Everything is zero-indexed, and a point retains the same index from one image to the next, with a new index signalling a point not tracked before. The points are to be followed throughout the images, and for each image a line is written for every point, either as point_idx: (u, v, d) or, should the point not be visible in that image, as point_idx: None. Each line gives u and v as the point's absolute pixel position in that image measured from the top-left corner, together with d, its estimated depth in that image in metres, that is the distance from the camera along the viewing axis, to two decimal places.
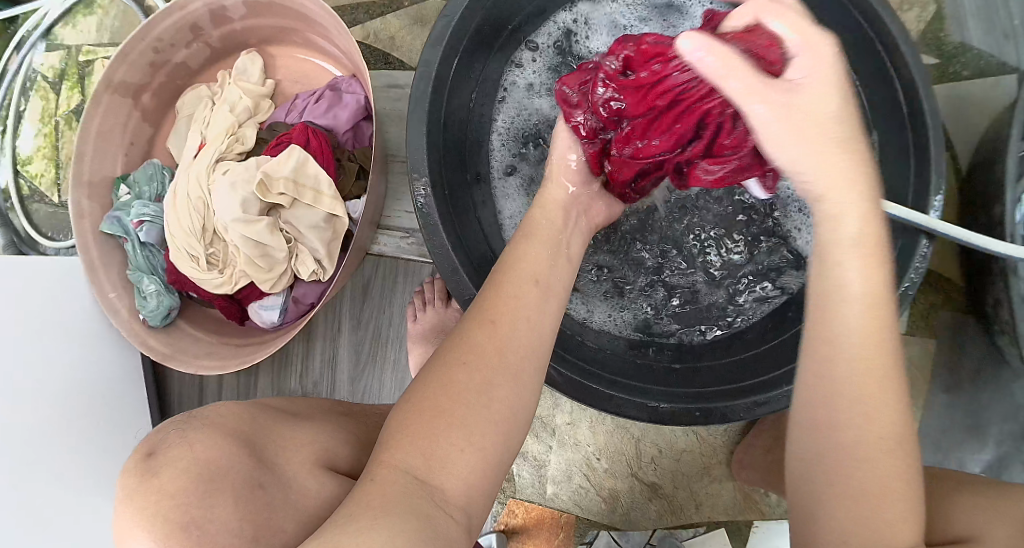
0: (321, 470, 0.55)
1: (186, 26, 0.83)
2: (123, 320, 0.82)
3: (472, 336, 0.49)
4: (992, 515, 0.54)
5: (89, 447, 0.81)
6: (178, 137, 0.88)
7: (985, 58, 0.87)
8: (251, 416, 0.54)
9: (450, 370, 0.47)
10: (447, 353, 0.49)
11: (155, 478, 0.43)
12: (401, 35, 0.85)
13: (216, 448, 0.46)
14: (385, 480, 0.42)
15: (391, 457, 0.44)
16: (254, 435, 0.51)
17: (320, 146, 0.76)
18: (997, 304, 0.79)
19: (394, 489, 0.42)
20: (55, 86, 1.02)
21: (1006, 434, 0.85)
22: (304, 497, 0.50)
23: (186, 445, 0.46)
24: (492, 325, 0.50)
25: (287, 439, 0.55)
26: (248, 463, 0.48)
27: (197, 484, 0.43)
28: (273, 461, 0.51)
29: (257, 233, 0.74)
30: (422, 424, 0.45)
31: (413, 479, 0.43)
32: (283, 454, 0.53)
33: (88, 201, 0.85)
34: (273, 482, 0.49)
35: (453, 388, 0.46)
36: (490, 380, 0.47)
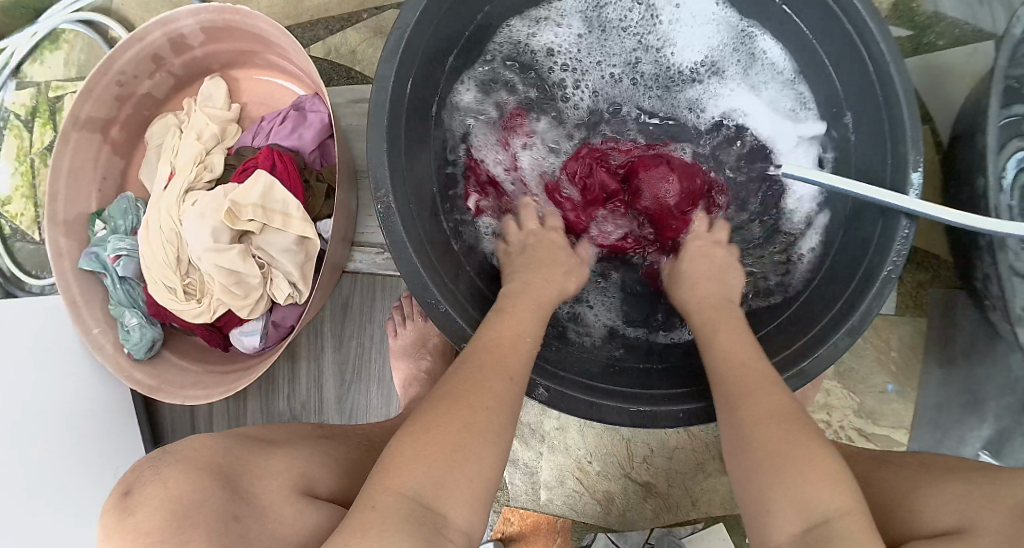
0: (303, 497, 0.55)
1: (147, 57, 0.83)
2: (108, 354, 0.82)
3: (488, 382, 0.52)
4: (981, 501, 0.53)
5: (77, 483, 0.80)
6: (149, 168, 0.88)
7: (960, 25, 0.85)
8: (223, 446, 0.55)
9: (471, 407, 0.50)
10: (462, 392, 0.51)
11: (131, 517, 0.46)
12: (362, 48, 0.84)
13: (188, 483, 0.48)
14: (386, 506, 0.44)
15: (396, 481, 0.45)
16: (228, 468, 0.52)
17: (287, 168, 0.75)
18: (986, 279, 0.79)
19: (396, 516, 0.43)
20: (28, 124, 1.03)
21: (1005, 408, 0.84)
22: (281, 525, 0.51)
23: (160, 482, 0.48)
24: (508, 382, 0.53)
25: (260, 468, 0.55)
26: (222, 497, 0.49)
27: (170, 525, 0.45)
28: (249, 493, 0.52)
29: (230, 261, 0.74)
30: (434, 454, 0.46)
31: (417, 504, 0.44)
32: (257, 484, 0.53)
33: (65, 239, 0.85)
34: (249, 513, 0.51)
35: (455, 412, 0.49)
36: (502, 424, 0.50)
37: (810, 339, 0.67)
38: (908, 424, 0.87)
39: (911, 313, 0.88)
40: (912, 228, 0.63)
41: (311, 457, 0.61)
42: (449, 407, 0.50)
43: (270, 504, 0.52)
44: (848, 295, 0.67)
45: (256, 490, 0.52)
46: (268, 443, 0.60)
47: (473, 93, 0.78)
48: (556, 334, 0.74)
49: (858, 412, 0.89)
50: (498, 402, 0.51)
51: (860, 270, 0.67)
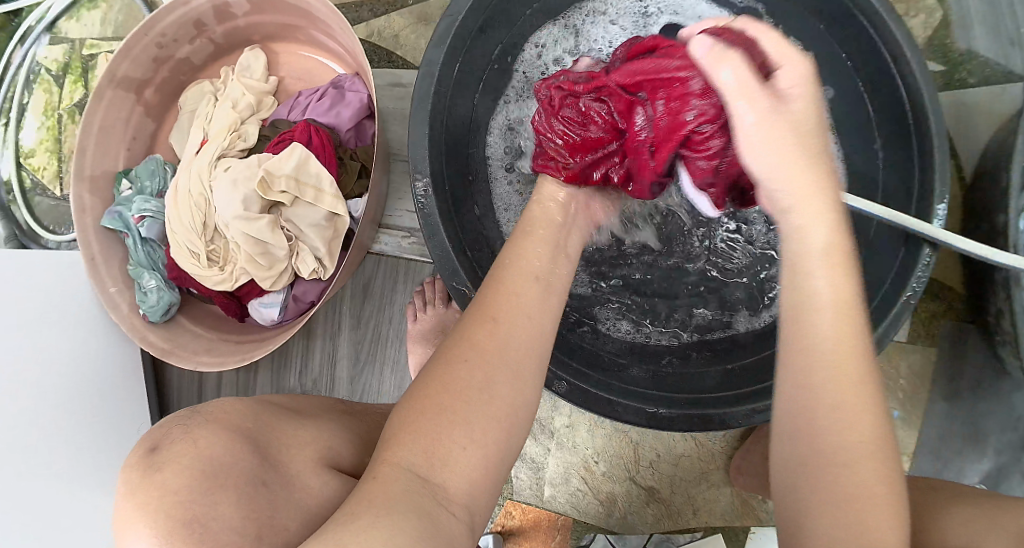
0: (324, 468, 0.54)
1: (189, 22, 0.83)
2: (122, 315, 0.82)
3: (471, 333, 0.49)
4: (987, 523, 0.55)
5: (78, 442, 0.79)
6: (180, 132, 0.88)
7: (992, 65, 0.86)
8: (251, 410, 0.54)
9: (450, 365, 0.48)
10: (449, 350, 0.49)
11: (156, 475, 0.43)
12: (405, 33, 0.85)
13: (217, 442, 0.46)
14: (386, 477, 0.43)
15: (392, 455, 0.44)
16: (257, 431, 0.51)
17: (322, 143, 0.76)
18: (999, 314, 0.78)
19: (396, 486, 0.42)
20: (58, 79, 1.02)
21: (1005, 444, 0.83)
22: (310, 496, 0.50)
23: (189, 441, 0.46)
24: (492, 325, 0.50)
25: (290, 435, 0.54)
26: (254, 462, 0.48)
27: (198, 483, 0.43)
28: (280, 458, 0.51)
29: (258, 231, 0.74)
30: (426, 422, 0.45)
31: (414, 476, 0.43)
32: (288, 451, 0.52)
33: (89, 196, 0.85)
34: (275, 479, 0.48)
35: (455, 387, 0.46)
36: (490, 378, 0.47)
37: None
38: (910, 451, 0.89)
39: (922, 342, 0.89)
40: (934, 256, 0.63)
41: (337, 430, 0.61)
42: (433, 375, 0.48)
43: (297, 470, 0.51)
44: (866, 317, 0.67)
45: (290, 458, 0.52)
46: (296, 413, 0.60)
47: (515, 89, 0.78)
48: (581, 332, 0.74)
49: None
50: (484, 357, 0.48)
51: (880, 293, 0.68)
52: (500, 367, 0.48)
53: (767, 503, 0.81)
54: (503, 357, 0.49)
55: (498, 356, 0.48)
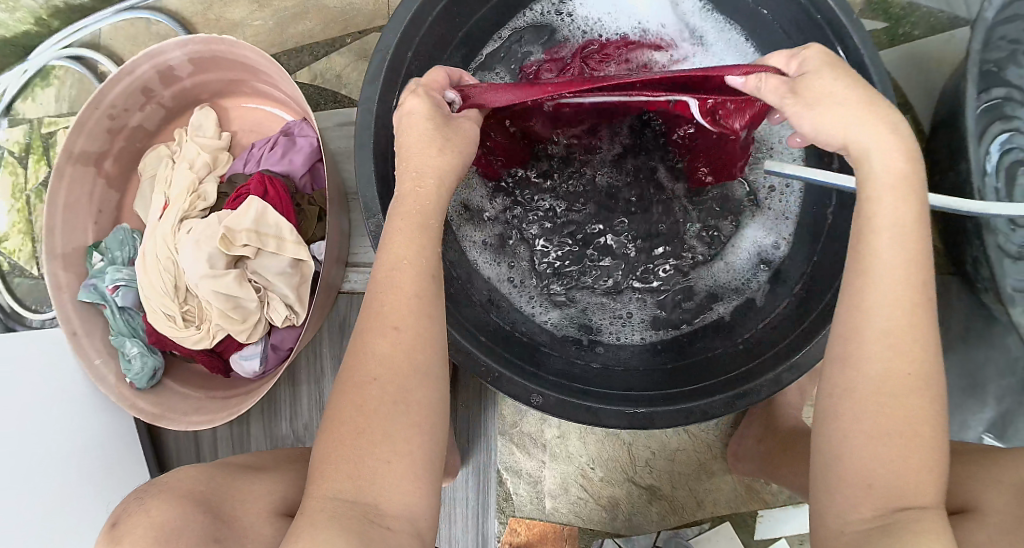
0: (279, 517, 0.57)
1: (137, 90, 0.84)
2: (110, 386, 0.82)
3: (371, 347, 0.49)
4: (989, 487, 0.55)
5: (82, 516, 0.80)
6: (144, 200, 0.89)
7: (936, 15, 0.87)
8: (208, 475, 0.59)
9: (358, 388, 0.49)
10: (350, 373, 0.49)
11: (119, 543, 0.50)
12: (347, 72, 0.87)
13: (173, 510, 0.52)
14: (316, 510, 0.46)
15: (319, 487, 0.47)
16: (210, 494, 0.56)
17: (278, 192, 0.77)
18: (976, 262, 0.79)
19: (324, 519, 0.45)
20: (22, 160, 1.04)
21: (1005, 390, 0.84)
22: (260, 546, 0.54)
23: (145, 511, 0.52)
24: (392, 332, 0.49)
25: (242, 493, 0.58)
26: (206, 523, 0.53)
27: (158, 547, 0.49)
28: (231, 514, 0.55)
29: (227, 287, 0.75)
30: (347, 447, 0.47)
31: (342, 502, 0.46)
32: (243, 508, 0.56)
33: (64, 272, 0.86)
34: (233, 536, 0.53)
35: (366, 407, 0.48)
36: (401, 389, 0.48)
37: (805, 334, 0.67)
38: None
39: None
40: None
41: (297, 480, 0.62)
42: (343, 400, 0.49)
43: (250, 523, 0.55)
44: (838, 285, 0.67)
45: (241, 511, 0.56)
46: (256, 469, 0.63)
47: None
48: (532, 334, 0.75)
49: None
50: (387, 368, 0.48)
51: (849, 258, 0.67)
52: (408, 374, 0.49)
53: (771, 484, 0.81)
54: (411, 368, 0.49)
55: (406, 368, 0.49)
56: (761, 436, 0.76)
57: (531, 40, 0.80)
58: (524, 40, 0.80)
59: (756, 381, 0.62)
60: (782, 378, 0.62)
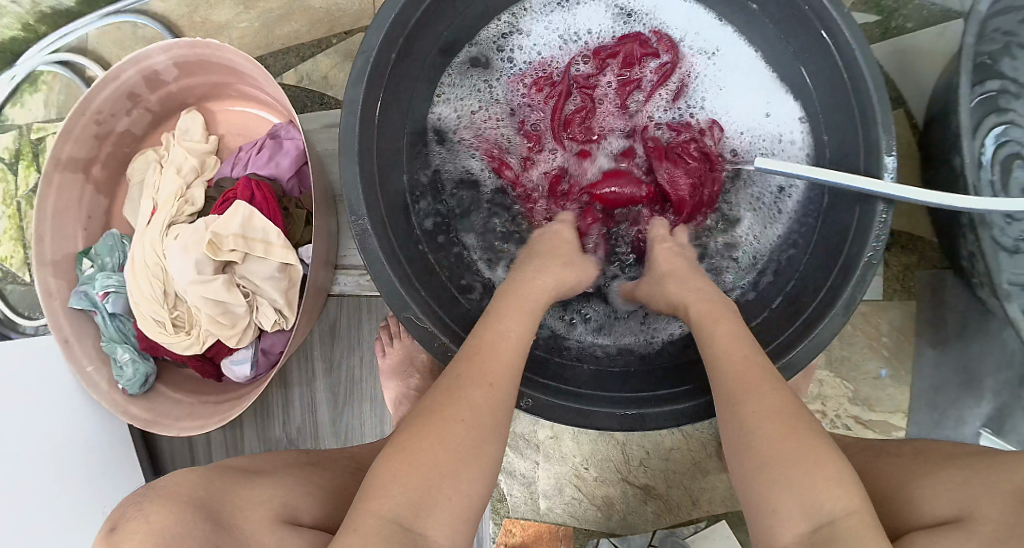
0: (281, 526, 0.57)
1: (122, 96, 0.84)
2: (104, 392, 0.82)
3: (465, 392, 0.53)
4: (981, 487, 0.54)
5: (80, 524, 0.80)
6: (133, 204, 0.89)
7: (928, 6, 0.85)
8: (205, 480, 0.58)
9: (445, 422, 0.52)
10: (439, 407, 0.53)
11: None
12: (334, 73, 0.87)
13: (163, 517, 0.52)
14: (370, 527, 0.47)
15: (378, 504, 0.48)
16: (210, 498, 0.56)
17: (266, 197, 0.76)
18: (971, 257, 0.77)
19: (374, 539, 0.46)
20: (12, 167, 1.04)
21: (1002, 384, 0.84)
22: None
23: (143, 518, 0.52)
24: (488, 388, 0.54)
25: (245, 497, 0.58)
26: (205, 528, 0.53)
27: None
28: (232, 521, 0.55)
29: (215, 293, 0.75)
30: (413, 478, 0.49)
31: (397, 526, 0.47)
32: (240, 512, 0.57)
33: (54, 279, 0.85)
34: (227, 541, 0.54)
35: (449, 443, 0.51)
36: (481, 437, 0.52)
37: (796, 330, 0.66)
38: (905, 407, 0.86)
39: (899, 296, 0.86)
40: (890, 211, 0.62)
41: (294, 485, 0.63)
42: (424, 430, 0.51)
43: (251, 531, 0.56)
44: (829, 283, 0.66)
45: (241, 517, 0.56)
46: (256, 474, 0.63)
47: (453, 121, 0.80)
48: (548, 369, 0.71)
49: (853, 399, 0.88)
50: (475, 415, 0.52)
51: (841, 258, 0.67)
52: (491, 428, 0.53)
53: None
54: (494, 419, 0.53)
55: (492, 419, 0.53)
56: None
57: (515, 42, 0.79)
58: (508, 38, 0.79)
59: None
60: None
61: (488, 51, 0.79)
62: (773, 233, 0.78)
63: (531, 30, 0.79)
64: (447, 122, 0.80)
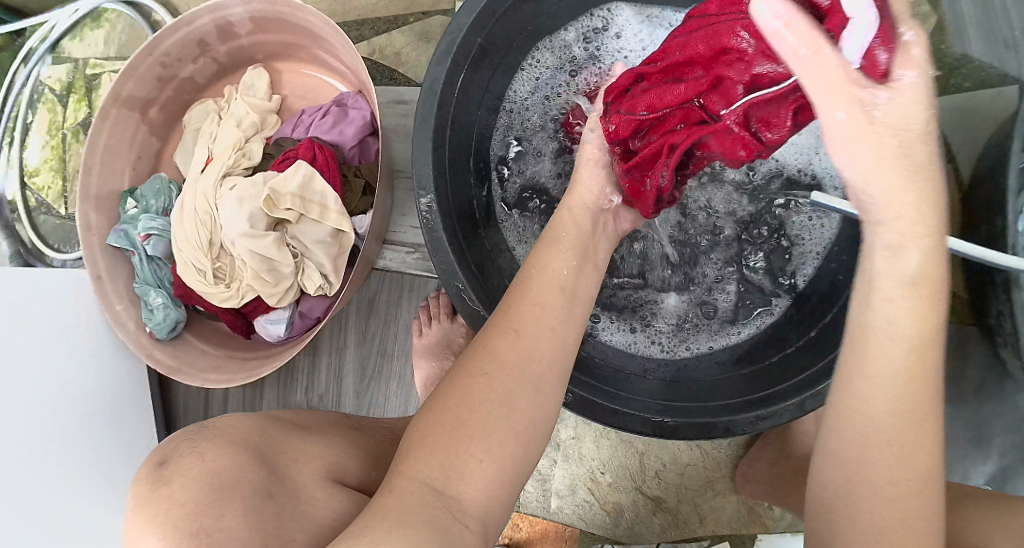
0: (333, 485, 0.56)
1: (193, 42, 0.84)
2: (129, 332, 0.82)
3: (493, 344, 0.51)
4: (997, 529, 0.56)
5: (94, 459, 0.79)
6: (185, 152, 0.89)
7: (987, 68, 0.84)
8: (259, 426, 0.57)
9: (471, 380, 0.50)
10: (469, 364, 0.51)
11: (166, 486, 0.46)
12: (406, 52, 0.87)
13: (224, 457, 0.49)
14: (403, 490, 0.45)
15: (410, 468, 0.47)
16: (263, 446, 0.54)
17: (327, 161, 0.76)
18: (1000, 316, 0.79)
19: (411, 499, 0.44)
20: (62, 98, 1.04)
21: (1009, 445, 0.84)
22: (314, 509, 0.52)
23: (197, 454, 0.48)
24: (513, 335, 0.52)
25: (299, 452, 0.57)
26: (260, 474, 0.50)
27: (207, 493, 0.45)
28: (287, 473, 0.53)
29: (264, 248, 0.75)
30: (441, 435, 0.48)
31: (430, 489, 0.45)
32: (293, 463, 0.55)
33: (96, 214, 0.85)
34: (283, 492, 0.51)
35: (477, 398, 0.49)
36: (509, 393, 0.50)
37: (818, 370, 0.64)
38: None
39: None
40: None
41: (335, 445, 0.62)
42: (453, 389, 0.50)
43: (303, 484, 0.53)
44: None
45: (294, 471, 0.54)
46: (303, 428, 0.62)
47: (513, 123, 0.81)
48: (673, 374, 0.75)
49: None
50: (502, 370, 0.50)
51: None
52: (522, 382, 0.50)
53: (773, 509, 0.81)
54: (526, 375, 0.51)
55: (519, 370, 0.50)
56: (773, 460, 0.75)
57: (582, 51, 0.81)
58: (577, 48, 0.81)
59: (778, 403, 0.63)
60: (803, 405, 0.62)
61: (560, 48, 0.81)
62: (804, 271, 0.79)
63: (599, 41, 0.81)
64: (510, 124, 0.81)
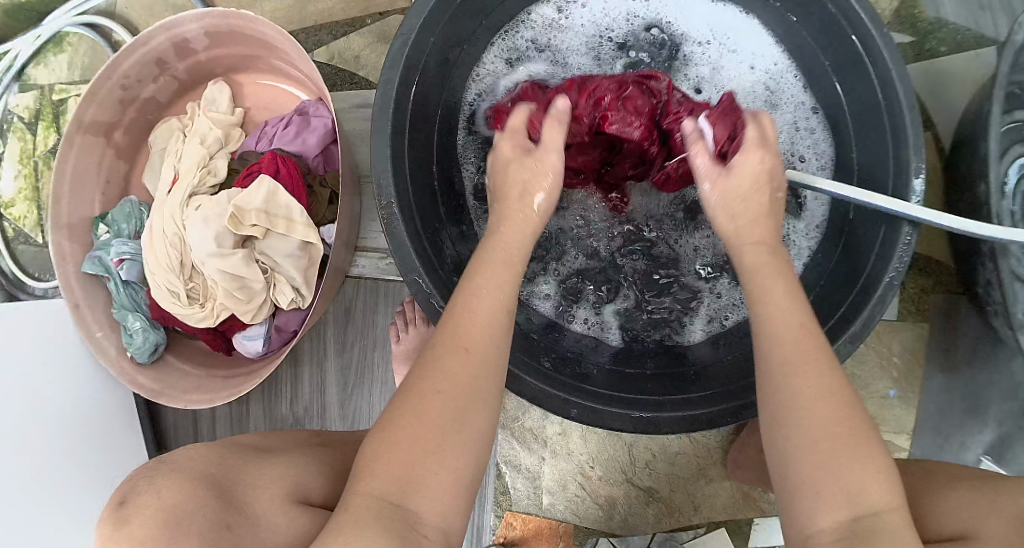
0: (294, 506, 0.58)
1: (151, 62, 0.83)
2: (111, 358, 0.82)
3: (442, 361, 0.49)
4: (983, 508, 0.54)
5: (81, 487, 0.79)
6: (153, 172, 0.88)
7: (962, 31, 0.82)
8: (217, 458, 0.59)
9: (422, 397, 0.48)
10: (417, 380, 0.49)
11: (125, 527, 0.49)
12: (366, 54, 0.86)
13: (179, 494, 0.52)
14: (359, 507, 0.45)
15: (364, 485, 0.46)
16: (222, 478, 0.56)
17: (290, 173, 0.76)
18: (988, 285, 0.77)
19: (367, 515, 0.44)
20: (31, 126, 1.03)
21: (1006, 414, 0.82)
22: (273, 534, 0.55)
23: (154, 494, 0.52)
24: (466, 356, 0.50)
25: (256, 478, 0.59)
26: (214, 508, 0.52)
27: (163, 532, 0.49)
28: (243, 501, 0.56)
29: (233, 266, 0.74)
30: (391, 459, 0.46)
31: (388, 503, 0.45)
32: (251, 493, 0.57)
33: (69, 242, 0.85)
34: (241, 523, 0.54)
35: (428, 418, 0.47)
36: (460, 410, 0.48)
37: None
38: (910, 429, 0.85)
39: (913, 318, 0.86)
40: (915, 234, 0.61)
41: (303, 466, 0.64)
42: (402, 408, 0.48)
43: (261, 513, 0.56)
44: (850, 301, 0.66)
45: (253, 495, 0.57)
46: (270, 453, 0.64)
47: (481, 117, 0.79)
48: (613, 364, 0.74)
49: None
50: (453, 386, 0.48)
51: (862, 276, 0.66)
52: (469, 398, 0.49)
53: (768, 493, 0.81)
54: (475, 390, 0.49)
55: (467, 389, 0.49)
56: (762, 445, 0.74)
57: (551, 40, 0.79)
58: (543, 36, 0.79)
59: None
60: None
61: (530, 41, 0.79)
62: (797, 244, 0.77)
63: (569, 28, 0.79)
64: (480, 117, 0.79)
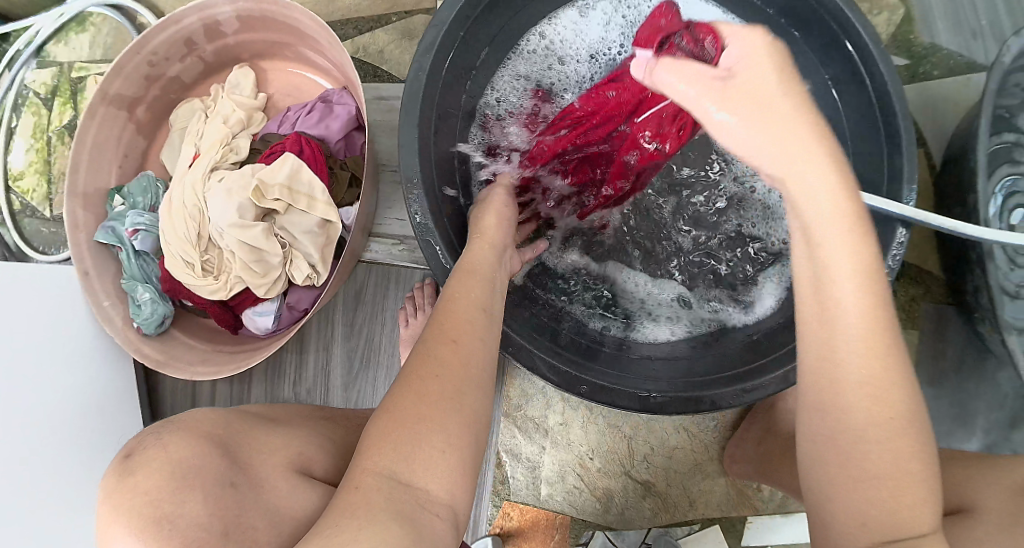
0: (297, 475, 0.58)
1: (180, 41, 0.85)
2: (117, 328, 0.82)
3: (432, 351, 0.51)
4: (977, 490, 0.56)
5: (77, 452, 0.77)
6: (172, 149, 0.90)
7: (955, 57, 0.88)
8: (225, 420, 0.57)
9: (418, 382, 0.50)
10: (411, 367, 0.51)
11: (132, 476, 0.46)
12: (390, 49, 0.89)
13: (188, 448, 0.49)
14: (365, 486, 0.45)
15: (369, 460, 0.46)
16: (229, 439, 0.54)
17: (314, 153, 0.78)
18: (976, 290, 0.79)
19: (376, 496, 0.44)
20: (47, 102, 1.04)
21: (992, 423, 0.86)
22: (278, 497, 0.53)
23: (162, 446, 0.49)
24: (452, 345, 0.52)
25: (262, 443, 0.58)
26: (224, 464, 0.51)
27: (173, 481, 0.47)
28: (249, 463, 0.54)
29: (252, 238, 0.75)
30: (399, 429, 0.47)
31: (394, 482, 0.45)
32: (258, 456, 0.56)
33: (82, 211, 0.85)
34: (246, 482, 0.52)
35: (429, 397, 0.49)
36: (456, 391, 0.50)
37: None
38: None
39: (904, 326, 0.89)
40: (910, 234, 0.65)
41: (309, 441, 0.64)
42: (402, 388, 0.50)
43: (266, 475, 0.54)
44: None
45: (259, 459, 0.56)
46: (276, 421, 0.64)
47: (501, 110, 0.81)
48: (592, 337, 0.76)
49: None
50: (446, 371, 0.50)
51: None
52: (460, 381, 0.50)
53: (762, 491, 0.82)
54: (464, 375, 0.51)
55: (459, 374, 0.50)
56: (759, 438, 0.76)
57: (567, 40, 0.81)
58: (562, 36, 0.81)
59: (762, 375, 0.63)
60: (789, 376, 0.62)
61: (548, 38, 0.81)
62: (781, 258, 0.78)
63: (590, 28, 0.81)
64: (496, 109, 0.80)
